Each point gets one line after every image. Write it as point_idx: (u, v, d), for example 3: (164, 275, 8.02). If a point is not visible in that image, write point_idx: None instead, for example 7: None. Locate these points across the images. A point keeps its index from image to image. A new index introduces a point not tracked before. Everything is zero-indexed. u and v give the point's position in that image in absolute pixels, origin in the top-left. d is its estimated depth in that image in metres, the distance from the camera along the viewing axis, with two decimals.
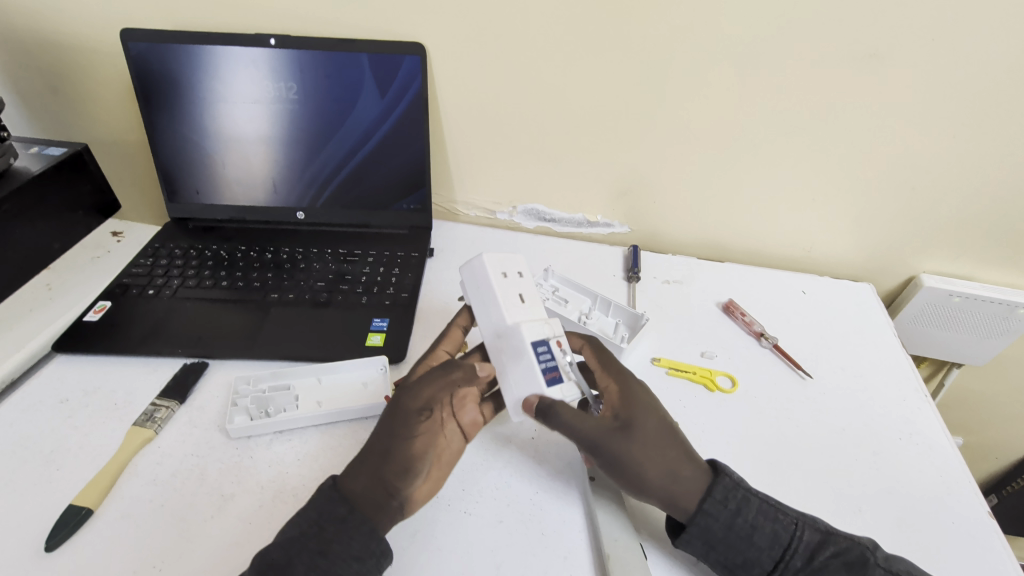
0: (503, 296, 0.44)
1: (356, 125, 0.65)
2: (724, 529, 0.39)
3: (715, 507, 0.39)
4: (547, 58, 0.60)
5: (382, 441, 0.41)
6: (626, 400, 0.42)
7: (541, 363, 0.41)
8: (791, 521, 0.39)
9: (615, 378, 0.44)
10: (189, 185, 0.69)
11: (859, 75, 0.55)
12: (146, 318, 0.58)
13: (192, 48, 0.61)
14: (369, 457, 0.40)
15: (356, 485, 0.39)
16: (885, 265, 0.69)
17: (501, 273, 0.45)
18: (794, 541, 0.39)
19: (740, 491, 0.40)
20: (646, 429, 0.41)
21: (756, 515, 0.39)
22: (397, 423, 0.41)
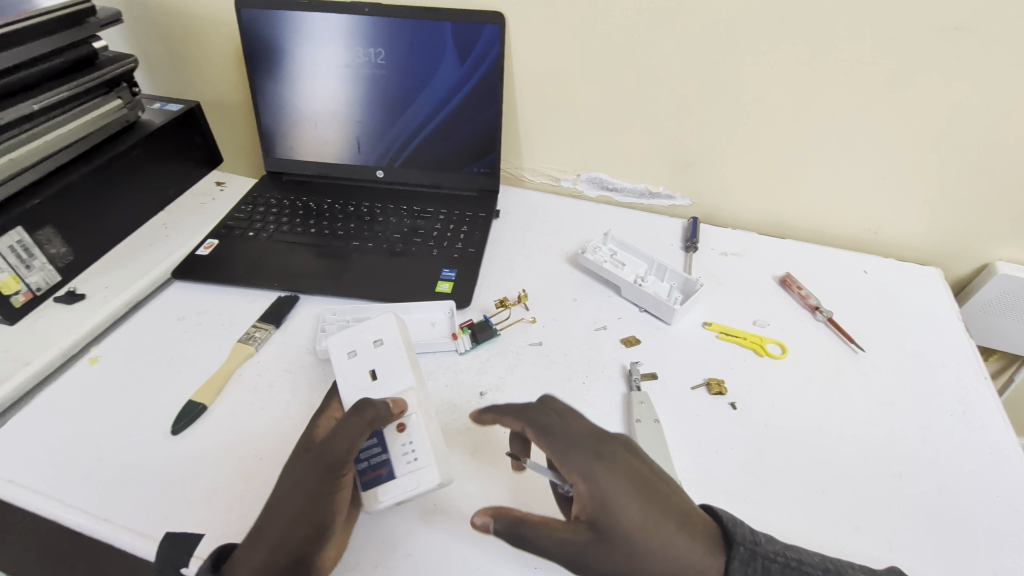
0: (348, 374, 0.47)
1: (436, 91, 0.69)
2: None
3: None
4: (620, 29, 0.62)
5: (278, 493, 0.40)
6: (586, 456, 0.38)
7: (365, 461, 0.42)
8: None
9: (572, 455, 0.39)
10: (284, 142, 0.76)
11: (943, 49, 0.54)
12: (247, 255, 0.66)
13: (296, 15, 0.68)
14: (264, 512, 0.39)
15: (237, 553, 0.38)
16: (957, 251, 0.67)
17: (347, 351, 0.48)
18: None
19: (757, 561, 0.35)
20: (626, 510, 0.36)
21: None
22: (313, 485, 0.39)
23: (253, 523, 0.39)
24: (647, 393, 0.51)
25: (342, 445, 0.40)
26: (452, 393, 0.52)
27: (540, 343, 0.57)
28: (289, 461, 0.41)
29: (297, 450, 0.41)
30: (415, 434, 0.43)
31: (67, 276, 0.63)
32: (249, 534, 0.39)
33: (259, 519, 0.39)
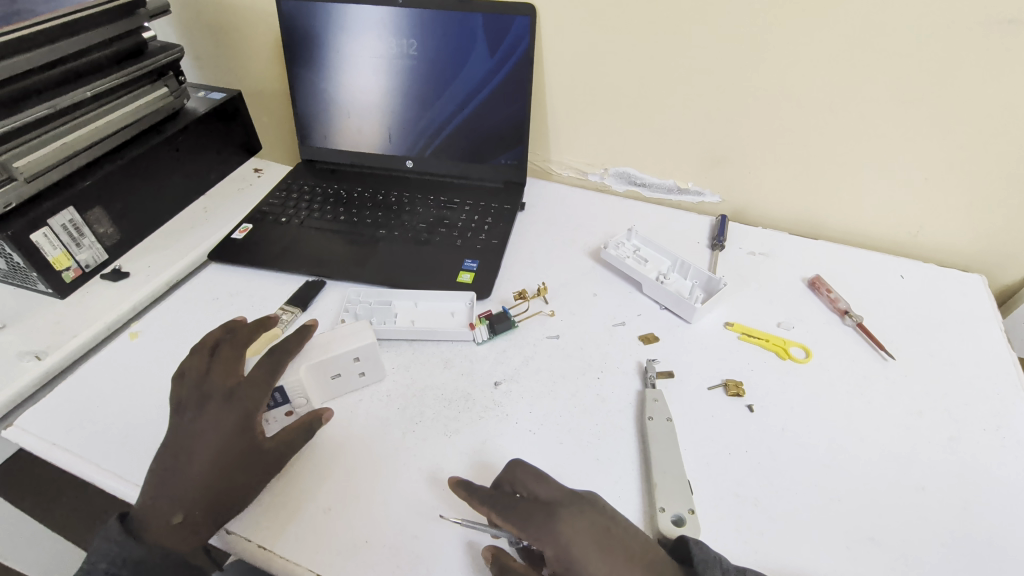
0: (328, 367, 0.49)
1: (466, 82, 0.70)
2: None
3: None
4: (652, 22, 0.61)
5: (208, 490, 0.42)
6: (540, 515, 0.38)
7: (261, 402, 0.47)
8: None
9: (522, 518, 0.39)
10: (318, 131, 0.78)
11: (997, 43, 0.51)
12: (278, 240, 0.68)
13: (333, 7, 0.69)
14: (184, 497, 0.42)
15: (145, 524, 0.42)
16: (1005, 258, 0.64)
17: (352, 358, 0.49)
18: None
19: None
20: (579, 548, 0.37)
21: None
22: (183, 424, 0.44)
23: (175, 507, 0.42)
24: (661, 391, 0.50)
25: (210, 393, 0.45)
26: (467, 381, 0.53)
27: (557, 336, 0.57)
28: (217, 458, 0.43)
29: (233, 449, 0.43)
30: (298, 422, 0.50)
31: (113, 255, 0.67)
32: (160, 511, 0.42)
33: (178, 498, 0.42)
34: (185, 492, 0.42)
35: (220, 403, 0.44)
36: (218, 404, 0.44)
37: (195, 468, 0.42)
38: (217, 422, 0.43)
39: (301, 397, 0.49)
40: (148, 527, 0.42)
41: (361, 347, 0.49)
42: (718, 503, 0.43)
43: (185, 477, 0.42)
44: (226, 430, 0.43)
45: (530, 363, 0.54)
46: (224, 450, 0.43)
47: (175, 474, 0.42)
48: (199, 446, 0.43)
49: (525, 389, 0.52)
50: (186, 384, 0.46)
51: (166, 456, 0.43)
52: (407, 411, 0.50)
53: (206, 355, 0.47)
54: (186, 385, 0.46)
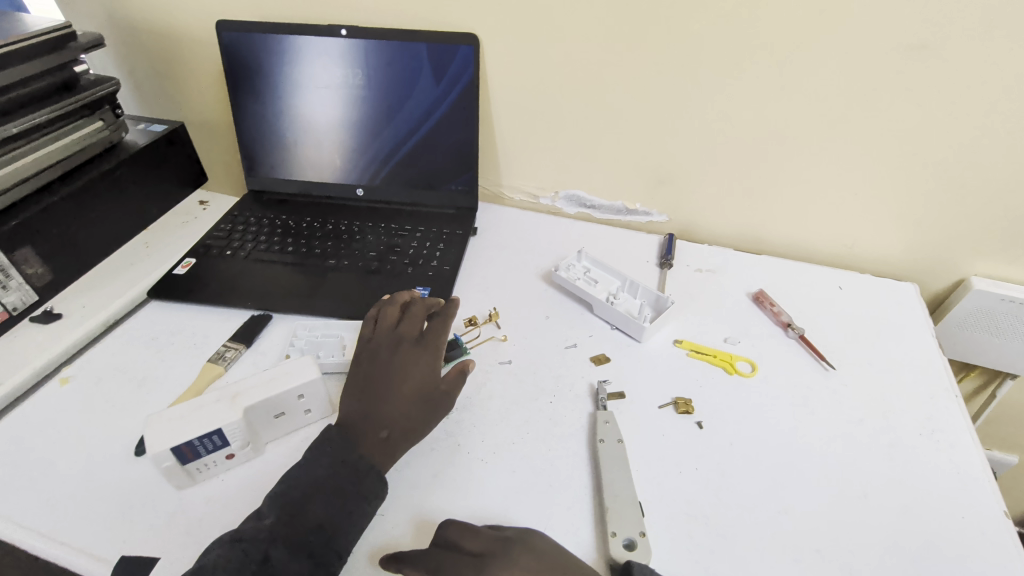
0: (272, 405, 0.47)
1: (412, 110, 0.70)
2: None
3: None
4: (590, 51, 0.63)
5: (405, 415, 0.47)
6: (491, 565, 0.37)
7: (195, 446, 0.44)
8: None
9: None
10: (265, 161, 0.77)
11: (908, 67, 0.54)
12: (224, 274, 0.66)
13: (276, 38, 0.69)
14: (397, 421, 0.47)
15: (371, 440, 0.46)
16: (933, 266, 0.67)
17: (296, 395, 0.48)
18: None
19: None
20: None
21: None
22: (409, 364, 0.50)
23: (383, 424, 0.46)
24: (612, 412, 0.51)
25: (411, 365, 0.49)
26: None
27: (510, 361, 0.57)
28: (416, 391, 0.48)
29: (429, 381, 0.49)
30: (232, 468, 0.47)
31: (45, 296, 0.64)
32: (371, 428, 0.46)
33: (391, 419, 0.47)
34: (397, 415, 0.47)
35: (422, 347, 0.51)
36: (412, 347, 0.51)
37: (416, 394, 0.48)
38: (420, 362, 0.50)
39: (244, 441, 0.46)
40: (371, 442, 0.46)
41: (303, 383, 0.48)
42: (669, 523, 0.43)
43: (398, 402, 0.47)
44: (428, 363, 0.50)
45: (482, 390, 0.54)
46: (432, 384, 0.49)
47: (392, 397, 0.48)
48: (414, 375, 0.49)
49: (478, 416, 0.51)
50: (383, 329, 0.53)
51: (378, 384, 0.49)
52: None
53: (400, 308, 0.54)
54: (385, 331, 0.52)
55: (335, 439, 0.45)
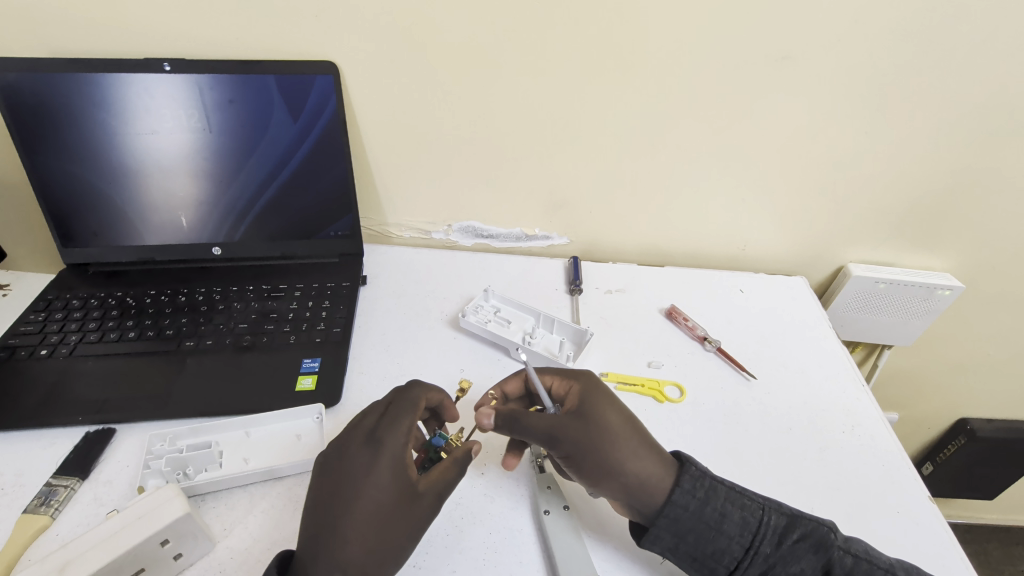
0: (126, 559, 0.37)
1: (270, 152, 0.60)
2: (694, 519, 0.39)
3: (684, 497, 0.39)
4: (468, 73, 0.58)
5: (360, 544, 0.36)
6: (589, 401, 0.43)
7: None
8: (759, 505, 0.39)
9: (583, 376, 0.45)
10: (83, 228, 0.61)
11: (779, 76, 0.56)
12: (39, 383, 0.51)
13: (73, 76, 0.54)
14: (350, 556, 0.36)
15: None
16: (814, 258, 0.71)
17: (159, 543, 0.37)
18: (762, 528, 0.38)
19: (707, 479, 0.40)
20: (616, 446, 0.40)
21: (725, 502, 0.39)
22: (356, 472, 0.38)
23: (335, 565, 0.36)
24: (552, 473, 0.46)
25: (360, 465, 0.39)
26: None
27: None
28: (366, 510, 0.37)
29: (395, 496, 0.38)
30: None
31: None
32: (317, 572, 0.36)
33: (342, 556, 0.36)
34: (353, 551, 0.36)
35: (376, 454, 0.39)
36: (361, 446, 0.39)
37: (379, 517, 0.37)
38: (369, 465, 0.38)
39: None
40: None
41: (164, 528, 0.37)
42: None
43: (346, 528, 0.37)
44: (388, 473, 0.38)
45: None
46: (397, 499, 0.38)
47: (347, 528, 0.37)
48: (373, 493, 0.38)
49: None
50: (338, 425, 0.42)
51: (322, 507, 0.38)
52: None
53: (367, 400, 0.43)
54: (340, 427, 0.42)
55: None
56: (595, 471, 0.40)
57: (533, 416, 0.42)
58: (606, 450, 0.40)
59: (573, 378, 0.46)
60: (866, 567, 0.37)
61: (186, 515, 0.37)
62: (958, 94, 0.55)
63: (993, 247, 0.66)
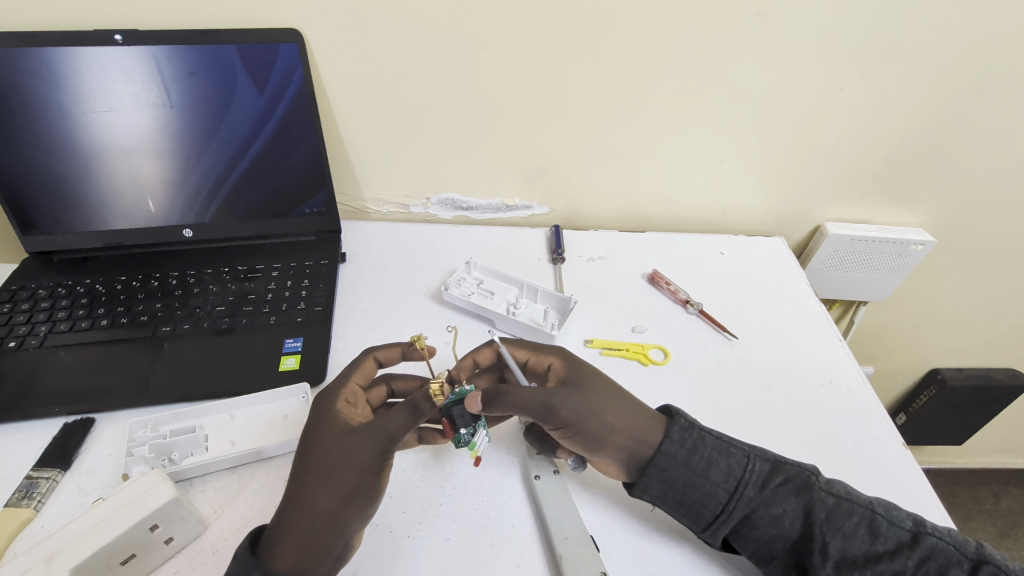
0: (113, 550, 0.36)
1: (236, 127, 0.57)
2: (681, 467, 0.39)
3: (672, 447, 0.40)
4: (439, 39, 0.56)
5: (311, 489, 0.37)
6: (571, 374, 0.43)
7: None
8: (743, 454, 0.40)
9: (559, 352, 0.46)
10: (43, 214, 0.58)
11: (756, 34, 0.55)
12: (9, 376, 0.50)
13: (18, 51, 0.51)
14: (303, 500, 0.37)
15: (275, 536, 0.36)
16: (792, 218, 0.72)
17: (149, 528, 0.37)
18: (747, 473, 0.39)
19: (695, 430, 0.41)
20: (603, 410, 0.41)
21: (712, 451, 0.40)
22: (308, 430, 0.40)
23: (290, 510, 0.37)
24: None
25: (313, 425, 0.40)
26: None
27: None
28: (314, 458, 0.38)
29: (334, 437, 0.39)
30: None
31: None
32: (278, 519, 0.37)
33: (296, 502, 0.37)
34: (306, 497, 0.37)
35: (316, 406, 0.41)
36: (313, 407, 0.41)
37: (323, 458, 0.38)
38: (318, 421, 0.40)
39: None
40: (273, 538, 0.36)
41: (153, 513, 0.36)
42: (623, 551, 0.40)
43: (300, 477, 0.38)
44: (328, 417, 0.40)
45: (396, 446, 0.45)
46: (337, 438, 0.39)
47: (299, 477, 0.38)
48: (319, 441, 0.39)
49: (396, 480, 0.44)
50: None
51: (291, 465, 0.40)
52: None
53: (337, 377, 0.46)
54: None
55: (240, 562, 0.35)
56: (593, 437, 0.40)
57: (524, 395, 0.39)
58: (600, 417, 0.41)
59: (548, 355, 0.45)
60: (846, 505, 0.38)
61: (174, 497, 0.37)
62: (931, 47, 0.55)
63: (963, 200, 0.67)
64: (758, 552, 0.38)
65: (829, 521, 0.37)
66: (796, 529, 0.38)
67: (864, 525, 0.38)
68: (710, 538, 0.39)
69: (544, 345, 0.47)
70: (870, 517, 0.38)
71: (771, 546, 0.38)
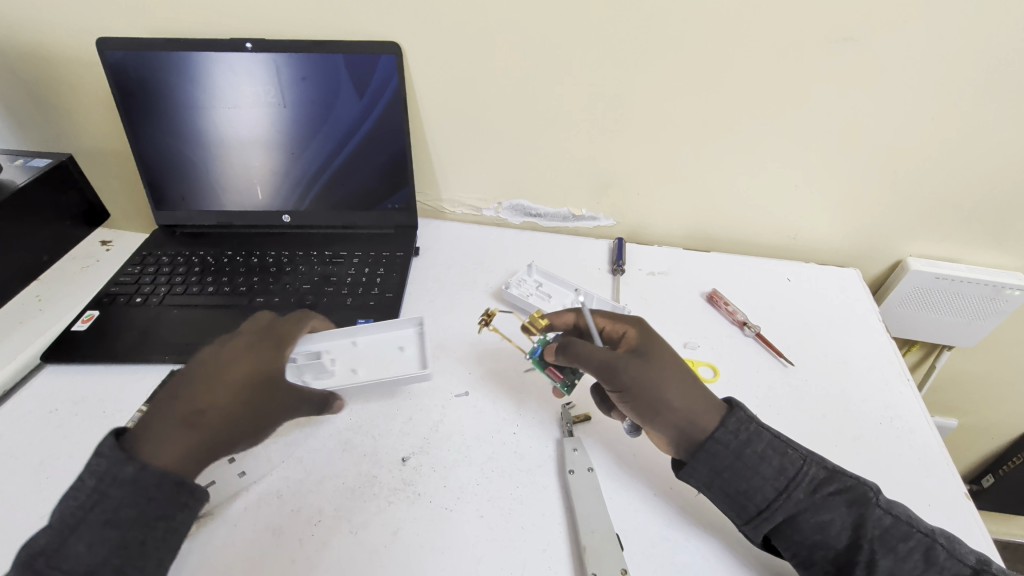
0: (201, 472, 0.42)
1: (336, 127, 0.64)
2: (731, 457, 0.39)
3: (726, 436, 0.40)
4: (522, 55, 0.60)
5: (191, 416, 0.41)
6: (642, 343, 0.46)
7: None
8: (800, 456, 0.40)
9: (637, 323, 0.48)
10: (174, 192, 0.68)
11: (840, 59, 0.54)
12: (134, 325, 0.59)
13: (171, 54, 0.60)
14: (180, 421, 0.40)
15: (146, 428, 0.40)
16: (871, 250, 0.69)
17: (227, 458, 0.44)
18: (800, 475, 0.39)
19: (752, 424, 0.41)
20: (663, 383, 0.42)
21: (766, 447, 0.40)
22: (229, 359, 0.45)
23: (178, 419, 0.41)
24: (579, 438, 0.48)
25: (249, 359, 0.45)
26: (371, 464, 0.47)
27: (466, 393, 0.53)
28: (193, 388, 0.43)
29: (202, 378, 0.43)
30: None
31: None
32: (170, 421, 0.40)
33: (181, 419, 0.41)
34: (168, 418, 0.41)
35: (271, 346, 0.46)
36: (251, 347, 0.46)
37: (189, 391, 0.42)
38: (247, 360, 0.45)
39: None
40: (149, 432, 0.40)
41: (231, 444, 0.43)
42: (648, 552, 0.41)
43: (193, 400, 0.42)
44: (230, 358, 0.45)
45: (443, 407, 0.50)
46: (199, 380, 0.43)
47: (193, 398, 0.42)
48: (219, 374, 0.44)
49: (439, 457, 0.47)
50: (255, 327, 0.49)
51: (198, 378, 0.43)
52: (303, 513, 0.43)
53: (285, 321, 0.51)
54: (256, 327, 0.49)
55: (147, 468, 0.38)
56: (646, 407, 0.42)
57: (589, 350, 0.44)
58: (658, 389, 0.42)
59: (625, 325, 0.49)
60: (904, 527, 0.37)
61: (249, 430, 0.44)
62: None
63: None
64: (799, 555, 0.38)
65: (882, 538, 0.37)
66: (843, 540, 0.37)
67: (919, 551, 0.37)
68: (751, 532, 0.39)
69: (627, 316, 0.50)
70: (927, 544, 0.37)
71: (812, 552, 0.38)
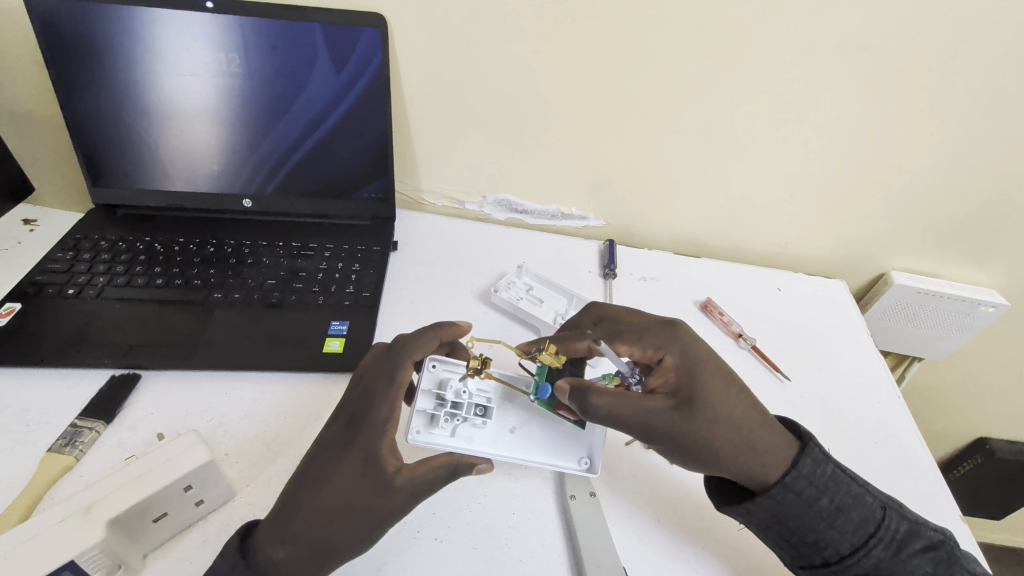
0: (151, 506, 0.36)
1: (310, 105, 0.58)
2: (804, 509, 0.37)
3: (799, 482, 0.38)
4: (520, 40, 0.55)
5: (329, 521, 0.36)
6: (683, 384, 0.40)
7: None
8: (879, 506, 0.38)
9: (671, 348, 0.42)
10: (116, 167, 0.60)
11: (851, 69, 0.52)
12: (67, 322, 0.51)
13: (113, 7, 0.51)
14: (310, 528, 0.35)
15: (265, 539, 0.35)
16: (856, 262, 0.69)
17: (183, 488, 0.37)
18: (880, 529, 0.38)
19: (828, 468, 0.39)
20: (713, 435, 0.38)
21: (844, 496, 0.38)
22: (336, 439, 0.38)
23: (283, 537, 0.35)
24: None
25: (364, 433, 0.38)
26: None
27: None
28: (356, 477, 0.37)
29: (344, 465, 0.37)
30: None
31: None
32: (283, 535, 0.35)
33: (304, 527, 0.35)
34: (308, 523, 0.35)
35: (372, 408, 0.39)
36: (375, 411, 0.39)
37: (321, 486, 0.36)
38: (358, 439, 0.38)
39: (110, 566, 0.35)
40: (266, 549, 0.34)
41: (187, 474, 0.37)
42: None
43: (317, 497, 0.36)
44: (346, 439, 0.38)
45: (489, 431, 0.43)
46: (345, 467, 0.37)
47: (310, 498, 0.36)
48: (338, 466, 0.37)
49: None
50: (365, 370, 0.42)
51: (305, 472, 0.37)
52: None
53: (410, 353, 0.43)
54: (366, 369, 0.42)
55: (228, 563, 0.33)
56: (697, 459, 0.38)
57: (623, 409, 0.38)
58: (709, 441, 0.38)
59: (660, 349, 0.43)
60: None
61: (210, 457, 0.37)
62: None
63: None
64: None
65: None
66: None
67: None
68: None
69: (653, 331, 0.44)
70: None
71: None
